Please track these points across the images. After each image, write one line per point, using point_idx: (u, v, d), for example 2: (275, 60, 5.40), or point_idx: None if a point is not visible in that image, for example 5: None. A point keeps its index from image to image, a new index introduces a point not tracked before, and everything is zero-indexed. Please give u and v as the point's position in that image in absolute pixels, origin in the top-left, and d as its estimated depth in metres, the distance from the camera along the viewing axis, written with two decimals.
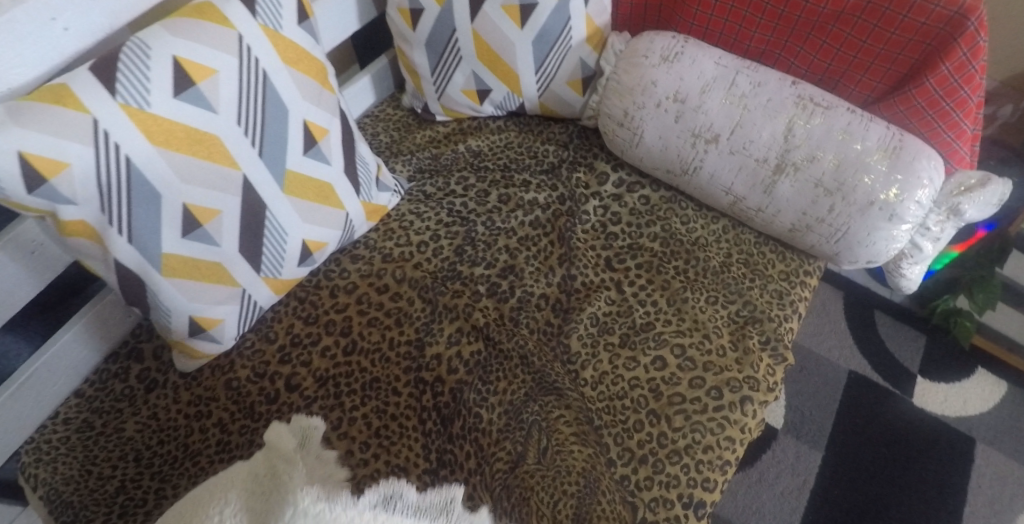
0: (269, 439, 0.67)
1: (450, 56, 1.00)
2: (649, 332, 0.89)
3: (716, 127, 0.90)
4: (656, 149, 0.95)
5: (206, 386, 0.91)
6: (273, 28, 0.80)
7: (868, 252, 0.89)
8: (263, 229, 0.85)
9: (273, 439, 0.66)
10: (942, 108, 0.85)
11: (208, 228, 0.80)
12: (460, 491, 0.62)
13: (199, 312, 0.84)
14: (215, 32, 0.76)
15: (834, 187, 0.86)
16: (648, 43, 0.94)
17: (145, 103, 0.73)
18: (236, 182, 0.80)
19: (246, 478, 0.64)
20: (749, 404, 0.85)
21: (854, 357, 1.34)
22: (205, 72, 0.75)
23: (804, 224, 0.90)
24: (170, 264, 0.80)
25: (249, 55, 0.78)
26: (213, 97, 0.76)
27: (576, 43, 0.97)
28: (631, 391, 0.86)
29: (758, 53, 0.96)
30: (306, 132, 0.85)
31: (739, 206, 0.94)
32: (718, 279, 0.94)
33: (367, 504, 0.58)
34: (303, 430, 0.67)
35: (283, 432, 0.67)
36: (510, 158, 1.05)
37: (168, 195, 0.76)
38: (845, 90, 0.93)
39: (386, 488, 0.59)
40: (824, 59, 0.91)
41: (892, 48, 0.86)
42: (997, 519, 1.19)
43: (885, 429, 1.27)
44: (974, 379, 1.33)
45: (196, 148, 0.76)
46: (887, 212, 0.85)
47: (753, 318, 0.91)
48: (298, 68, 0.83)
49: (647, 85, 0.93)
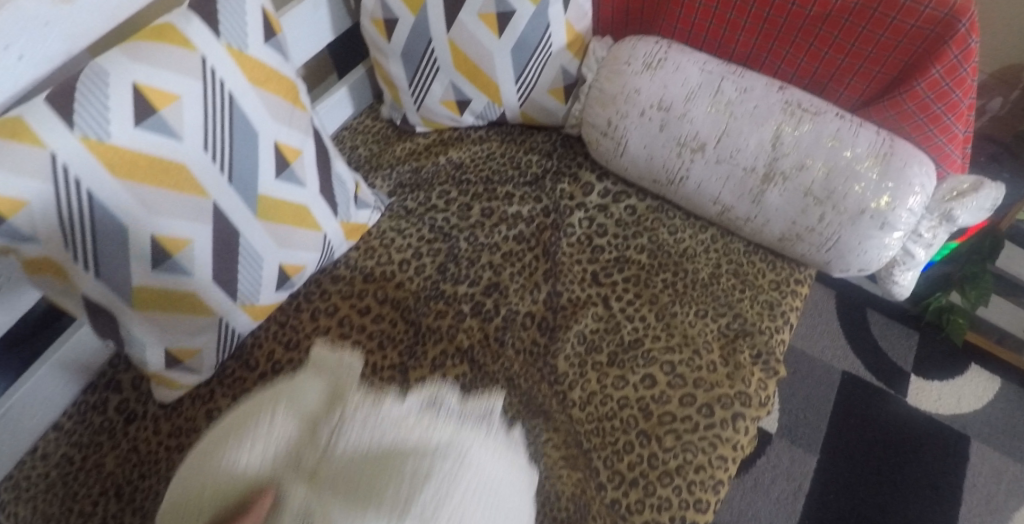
0: (314, 359, 0.65)
1: (426, 67, 0.97)
2: (638, 350, 0.87)
3: (702, 136, 0.87)
4: (642, 159, 0.92)
5: (186, 417, 0.89)
6: (237, 48, 0.77)
7: (860, 260, 0.87)
8: (238, 256, 0.82)
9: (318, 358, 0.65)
10: (933, 112, 0.83)
11: (178, 259, 0.77)
12: (501, 402, 0.64)
13: (177, 343, 0.83)
14: (176, 55, 0.73)
15: (824, 195, 0.84)
16: (630, 49, 0.91)
17: (105, 134, 0.69)
18: (206, 210, 0.77)
19: (292, 386, 0.64)
20: (742, 421, 0.83)
21: (847, 358, 1.33)
22: (167, 98, 0.72)
23: (794, 233, 0.88)
24: (141, 298, 0.77)
25: (213, 77, 0.75)
26: (178, 123, 0.73)
27: (556, 50, 0.94)
28: (621, 411, 0.84)
29: (744, 57, 0.93)
30: (278, 155, 0.82)
31: (727, 216, 0.92)
32: (707, 292, 0.92)
33: (414, 407, 0.61)
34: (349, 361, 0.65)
35: (331, 354, 0.66)
36: (493, 169, 1.02)
37: (133, 228, 0.73)
38: (834, 94, 0.90)
39: (431, 392, 0.63)
40: (812, 62, 0.88)
41: (881, 51, 0.83)
42: (994, 517, 1.18)
43: (880, 430, 1.26)
44: (968, 376, 1.32)
45: (162, 178, 0.73)
46: (879, 220, 0.82)
47: (743, 331, 0.89)
48: (267, 88, 0.80)
49: (630, 93, 0.90)
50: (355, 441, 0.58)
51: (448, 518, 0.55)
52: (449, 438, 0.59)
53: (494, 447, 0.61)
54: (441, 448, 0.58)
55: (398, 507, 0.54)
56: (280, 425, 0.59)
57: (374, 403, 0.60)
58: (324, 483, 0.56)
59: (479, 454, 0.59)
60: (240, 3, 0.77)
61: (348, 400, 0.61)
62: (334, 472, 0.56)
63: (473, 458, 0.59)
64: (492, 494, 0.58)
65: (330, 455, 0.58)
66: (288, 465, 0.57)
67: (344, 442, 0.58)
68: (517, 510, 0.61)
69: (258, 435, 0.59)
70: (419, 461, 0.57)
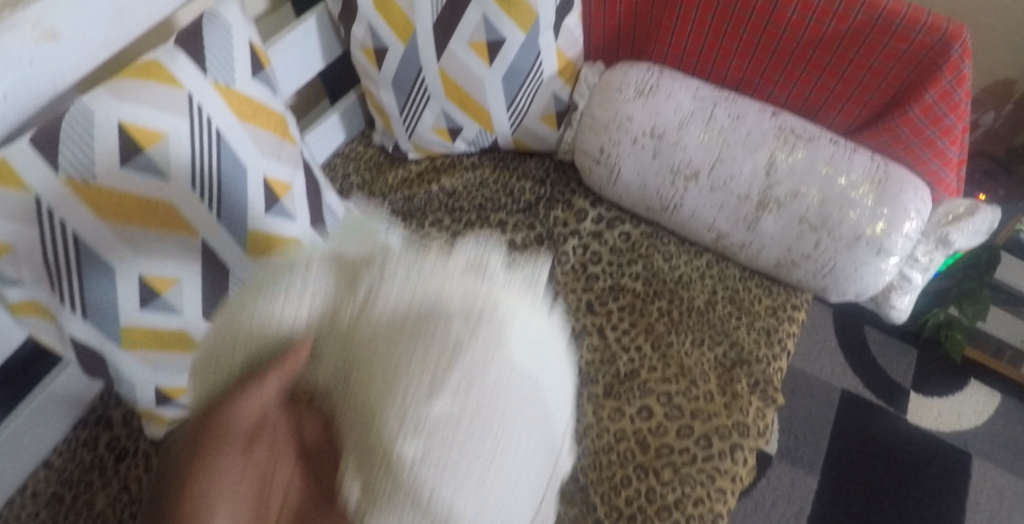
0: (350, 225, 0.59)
1: (417, 95, 0.96)
2: (634, 381, 0.87)
3: (696, 163, 0.87)
4: (635, 186, 0.92)
5: None
6: (224, 83, 0.76)
7: (857, 286, 0.86)
8: (227, 292, 0.80)
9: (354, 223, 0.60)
10: (927, 137, 0.82)
11: (167, 298, 0.76)
12: (552, 269, 0.55)
13: (167, 382, 0.81)
14: (161, 91, 0.71)
15: (819, 222, 0.83)
16: (622, 76, 0.91)
17: (89, 175, 0.68)
18: (195, 247, 0.76)
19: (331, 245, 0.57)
20: (740, 452, 0.82)
21: (846, 375, 1.32)
22: (153, 136, 0.70)
23: (790, 260, 0.87)
24: (130, 337, 0.76)
25: (200, 114, 0.74)
26: (164, 161, 0.71)
27: (547, 78, 0.94)
28: (618, 444, 0.83)
29: (736, 82, 0.93)
30: (267, 190, 0.81)
31: (723, 242, 0.91)
32: (703, 320, 0.92)
33: (460, 265, 0.52)
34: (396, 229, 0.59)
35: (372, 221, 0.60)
36: (486, 197, 1.01)
37: (121, 269, 0.72)
38: (826, 118, 0.90)
39: (476, 254, 0.53)
40: (804, 88, 0.88)
41: (874, 76, 0.83)
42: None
43: (881, 448, 1.25)
44: (968, 392, 1.31)
45: (149, 218, 0.72)
46: (875, 247, 0.81)
47: (740, 360, 0.89)
48: (255, 122, 0.79)
49: (622, 120, 0.89)
50: (389, 305, 0.50)
51: (491, 388, 0.48)
52: (491, 302, 0.50)
53: (535, 316, 0.53)
54: (482, 313, 0.50)
55: (438, 369, 0.47)
56: (314, 274, 0.53)
57: (413, 251, 0.52)
58: (356, 340, 0.49)
59: (510, 311, 0.51)
60: (227, 38, 0.77)
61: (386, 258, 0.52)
62: (370, 324, 0.49)
63: (515, 325, 0.51)
64: (537, 363, 0.52)
65: (365, 308, 0.50)
66: (323, 325, 0.51)
67: (377, 304, 0.50)
68: (558, 375, 0.54)
69: (294, 290, 0.52)
70: (466, 319, 0.49)
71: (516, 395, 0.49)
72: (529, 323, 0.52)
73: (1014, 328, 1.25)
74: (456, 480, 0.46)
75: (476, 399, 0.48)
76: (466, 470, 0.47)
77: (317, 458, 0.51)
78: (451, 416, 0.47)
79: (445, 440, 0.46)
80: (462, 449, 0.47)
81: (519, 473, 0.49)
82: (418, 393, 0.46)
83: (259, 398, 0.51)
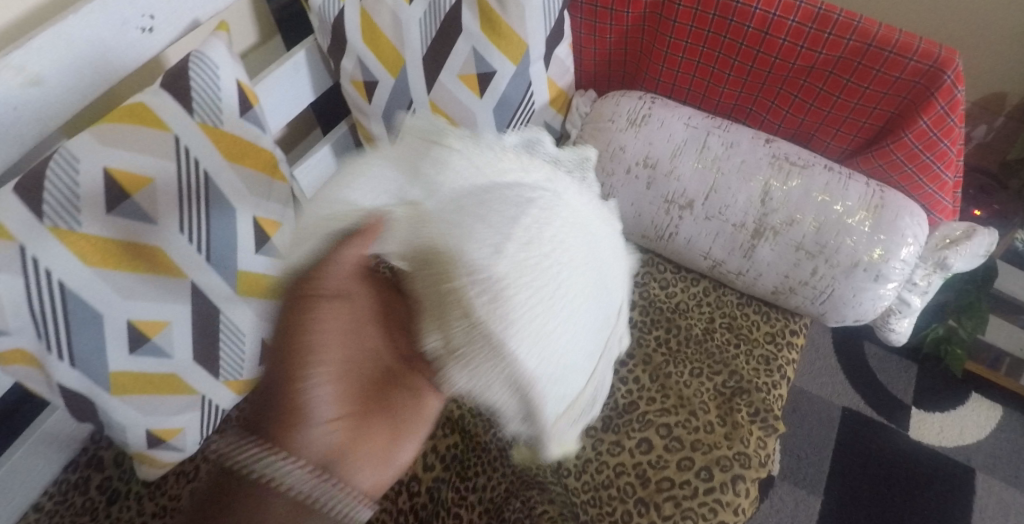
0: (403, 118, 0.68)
1: (408, 128, 0.96)
2: (634, 413, 0.86)
3: (690, 193, 0.86)
4: (630, 215, 0.92)
5: (171, 495, 0.86)
6: (212, 124, 0.76)
7: (855, 311, 0.85)
8: (218, 333, 0.80)
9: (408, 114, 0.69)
10: (921, 162, 0.82)
11: (157, 342, 0.75)
12: (592, 153, 0.69)
13: (158, 424, 0.80)
14: (150, 136, 0.71)
15: (816, 249, 0.82)
16: (614, 106, 0.91)
17: (76, 224, 0.67)
18: (185, 291, 0.76)
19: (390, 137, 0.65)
20: (742, 483, 0.80)
21: (847, 393, 1.30)
22: (139, 181, 0.70)
23: (787, 287, 0.87)
24: (119, 382, 0.75)
25: (187, 156, 0.73)
26: (152, 208, 0.71)
27: (540, 107, 0.95)
28: (618, 478, 0.82)
29: (729, 108, 0.92)
30: (257, 230, 0.80)
31: (718, 269, 0.91)
32: (701, 348, 0.91)
33: (518, 143, 0.64)
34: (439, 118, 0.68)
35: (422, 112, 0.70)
36: None
37: (109, 314, 0.71)
38: (820, 144, 0.90)
39: (529, 136, 0.66)
40: (797, 114, 0.88)
41: (867, 102, 0.82)
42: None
43: (884, 466, 1.24)
44: (970, 406, 1.29)
45: (138, 262, 0.71)
46: (872, 273, 0.81)
47: (739, 389, 0.87)
48: (244, 162, 0.79)
49: (615, 150, 0.89)
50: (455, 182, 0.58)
51: (553, 241, 0.55)
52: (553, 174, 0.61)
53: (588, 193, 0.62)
54: (549, 181, 0.61)
55: (505, 227, 0.54)
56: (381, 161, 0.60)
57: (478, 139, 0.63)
58: (428, 209, 0.56)
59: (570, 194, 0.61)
60: (213, 77, 0.75)
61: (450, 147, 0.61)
62: (443, 195, 0.57)
63: (568, 201, 0.60)
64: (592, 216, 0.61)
65: (434, 181, 0.58)
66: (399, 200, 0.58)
67: (453, 171, 0.59)
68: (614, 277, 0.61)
69: (373, 178, 0.59)
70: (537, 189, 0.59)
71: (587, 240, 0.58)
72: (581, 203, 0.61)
73: (1012, 335, 1.25)
74: (529, 315, 0.53)
75: (547, 244, 0.55)
76: (535, 315, 0.53)
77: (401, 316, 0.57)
78: (516, 267, 0.53)
79: (519, 277, 0.53)
80: (535, 292, 0.53)
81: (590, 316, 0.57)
82: (492, 243, 0.53)
83: (338, 271, 0.56)
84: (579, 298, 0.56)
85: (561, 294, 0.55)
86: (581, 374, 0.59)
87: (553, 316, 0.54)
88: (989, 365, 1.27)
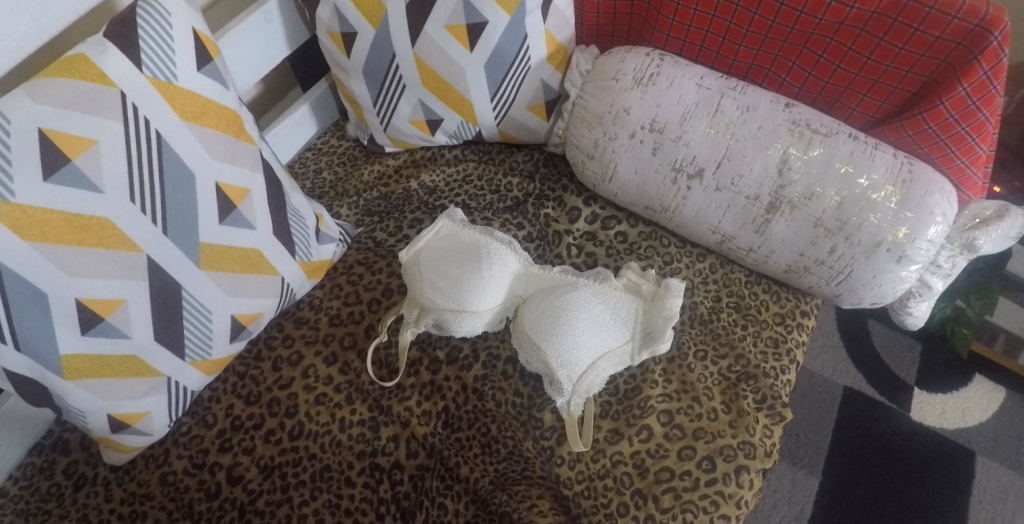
0: (454, 226, 0.89)
1: (392, 85, 0.90)
2: (635, 398, 0.80)
3: (700, 160, 0.79)
4: (633, 184, 0.85)
5: (139, 481, 0.78)
6: (164, 79, 0.67)
7: (873, 294, 0.78)
8: (181, 312, 0.73)
9: (451, 212, 0.90)
10: (956, 133, 0.74)
11: (112, 322, 0.68)
12: (607, 270, 0.87)
13: (118, 409, 0.72)
14: (91, 93, 0.64)
15: (836, 226, 0.75)
16: (618, 63, 0.83)
17: (7, 193, 0.60)
18: (141, 266, 0.69)
19: (458, 234, 0.89)
20: (746, 474, 0.75)
21: (849, 372, 1.22)
22: (82, 144, 0.63)
23: (801, 265, 0.80)
24: (72, 367, 0.68)
25: (136, 116, 0.66)
26: (96, 174, 0.64)
27: (536, 64, 0.87)
28: (614, 468, 0.76)
29: (745, 69, 0.84)
30: (219, 197, 0.72)
31: (728, 245, 0.84)
32: (707, 329, 0.85)
33: (562, 270, 0.87)
34: (481, 227, 0.89)
35: (464, 218, 0.90)
36: (469, 194, 0.95)
37: (55, 292, 0.64)
38: (843, 111, 0.81)
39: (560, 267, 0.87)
40: (821, 76, 0.79)
41: (900, 65, 0.74)
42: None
43: (881, 449, 1.15)
44: (973, 388, 1.20)
45: (82, 235, 0.65)
46: (896, 254, 0.73)
47: (746, 373, 0.81)
48: (203, 122, 0.70)
49: (618, 112, 0.82)
50: (519, 287, 0.87)
51: (573, 294, 0.83)
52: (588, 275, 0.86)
53: (604, 284, 0.85)
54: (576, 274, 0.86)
55: (541, 303, 0.84)
56: (462, 244, 0.87)
57: (535, 269, 0.87)
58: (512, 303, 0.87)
59: (594, 281, 0.85)
60: (165, 26, 0.67)
61: (516, 260, 0.87)
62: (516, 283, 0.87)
63: (586, 292, 0.83)
64: (601, 294, 0.84)
65: (509, 271, 0.86)
66: (483, 254, 0.85)
67: (519, 260, 0.87)
68: (630, 323, 0.83)
69: (459, 279, 0.84)
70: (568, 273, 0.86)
71: (605, 297, 0.84)
72: (603, 286, 0.85)
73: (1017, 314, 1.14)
74: (554, 336, 0.80)
75: (567, 295, 0.83)
76: (561, 342, 0.80)
77: (455, 420, 0.80)
78: (550, 306, 0.82)
79: (551, 320, 0.81)
80: (558, 327, 0.80)
81: (603, 342, 0.81)
82: (535, 316, 0.83)
83: None
84: (597, 351, 0.81)
85: (575, 347, 0.80)
86: (597, 374, 0.80)
87: (570, 364, 0.79)
88: (986, 342, 1.15)
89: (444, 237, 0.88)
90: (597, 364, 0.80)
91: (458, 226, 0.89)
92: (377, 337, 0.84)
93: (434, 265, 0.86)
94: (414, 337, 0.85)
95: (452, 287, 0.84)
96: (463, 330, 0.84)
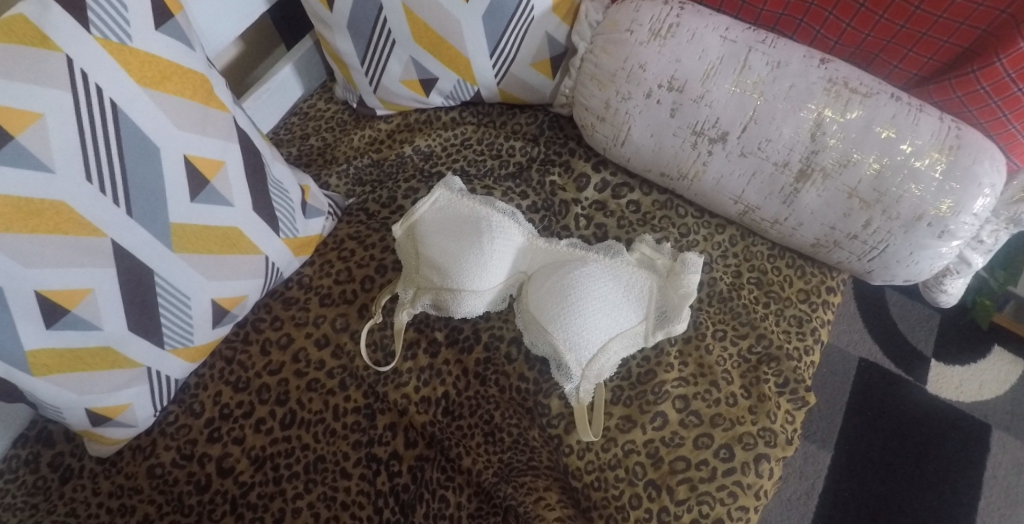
0: (450, 196, 0.82)
1: (380, 40, 0.81)
2: (649, 383, 0.75)
3: (724, 123, 0.71)
4: (647, 149, 0.77)
5: (126, 474, 0.74)
6: (118, 41, 0.60)
7: (908, 271, 0.71)
8: (156, 298, 0.67)
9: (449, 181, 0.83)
10: (1011, 95, 0.65)
11: (78, 313, 0.63)
12: (616, 242, 0.80)
13: (94, 403, 0.67)
14: (34, 61, 0.56)
15: (872, 197, 0.68)
16: (633, 13, 0.74)
17: None
18: (106, 251, 0.62)
19: (456, 203, 0.81)
20: (766, 464, 0.70)
21: (865, 342, 1.17)
22: (25, 119, 0.56)
23: (831, 240, 0.73)
24: (39, 362, 0.62)
25: (87, 85, 0.58)
26: (43, 150, 0.57)
27: (540, 14, 0.78)
28: (626, 458, 0.72)
29: (774, 20, 0.75)
30: (190, 171, 0.65)
31: (751, 216, 0.77)
32: (726, 307, 0.79)
33: (568, 245, 0.80)
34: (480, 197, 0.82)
35: (462, 188, 0.83)
36: (468, 159, 0.88)
37: (11, 285, 0.58)
38: (884, 68, 0.73)
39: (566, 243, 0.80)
40: (861, 28, 0.71)
41: (953, 16, 0.66)
42: (1015, 510, 1.04)
43: (898, 421, 1.11)
44: (992, 359, 1.15)
45: (37, 221, 0.58)
46: (937, 228, 0.66)
47: (768, 355, 0.75)
48: (164, 88, 0.63)
49: (633, 68, 0.73)
50: (524, 262, 0.81)
51: (579, 270, 0.77)
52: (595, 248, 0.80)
53: (612, 258, 0.78)
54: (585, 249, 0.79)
55: (547, 281, 0.78)
56: (460, 215, 0.80)
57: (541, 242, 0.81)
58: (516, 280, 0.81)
59: (601, 255, 0.78)
60: None
61: (518, 233, 0.80)
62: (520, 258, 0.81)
63: (593, 267, 0.77)
64: (609, 269, 0.77)
65: (512, 245, 0.80)
66: (482, 227, 0.78)
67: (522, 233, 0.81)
68: (642, 299, 0.77)
69: (459, 256, 0.77)
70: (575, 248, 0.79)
71: (614, 272, 0.77)
72: (612, 260, 0.78)
73: None
74: (561, 318, 0.74)
75: (571, 273, 0.77)
76: (568, 323, 0.74)
77: (455, 406, 0.76)
78: (555, 284, 0.76)
79: (557, 300, 0.75)
80: (564, 308, 0.75)
81: (613, 321, 0.75)
82: (541, 294, 0.77)
83: None
84: (609, 332, 0.75)
85: (584, 328, 0.74)
86: (609, 355, 0.75)
87: (579, 347, 0.74)
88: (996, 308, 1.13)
89: (440, 208, 0.81)
90: (608, 345, 0.75)
91: (455, 195, 0.82)
92: (371, 318, 0.79)
93: (432, 240, 0.79)
94: (410, 318, 0.79)
95: (452, 265, 0.77)
96: (465, 312, 0.78)
